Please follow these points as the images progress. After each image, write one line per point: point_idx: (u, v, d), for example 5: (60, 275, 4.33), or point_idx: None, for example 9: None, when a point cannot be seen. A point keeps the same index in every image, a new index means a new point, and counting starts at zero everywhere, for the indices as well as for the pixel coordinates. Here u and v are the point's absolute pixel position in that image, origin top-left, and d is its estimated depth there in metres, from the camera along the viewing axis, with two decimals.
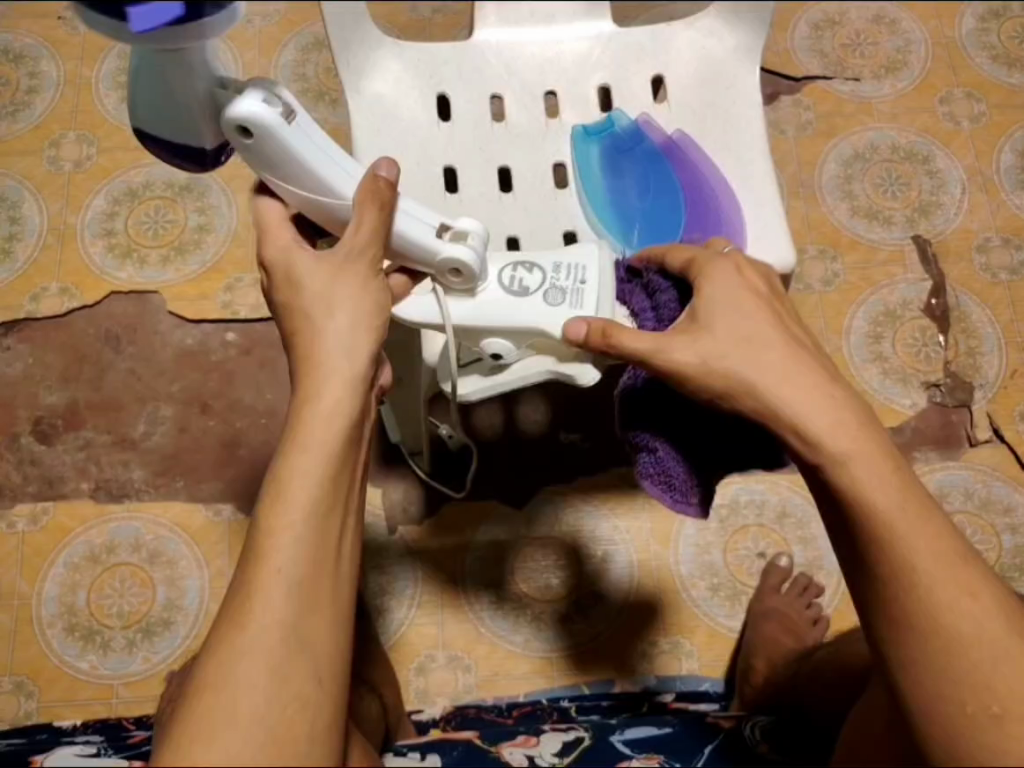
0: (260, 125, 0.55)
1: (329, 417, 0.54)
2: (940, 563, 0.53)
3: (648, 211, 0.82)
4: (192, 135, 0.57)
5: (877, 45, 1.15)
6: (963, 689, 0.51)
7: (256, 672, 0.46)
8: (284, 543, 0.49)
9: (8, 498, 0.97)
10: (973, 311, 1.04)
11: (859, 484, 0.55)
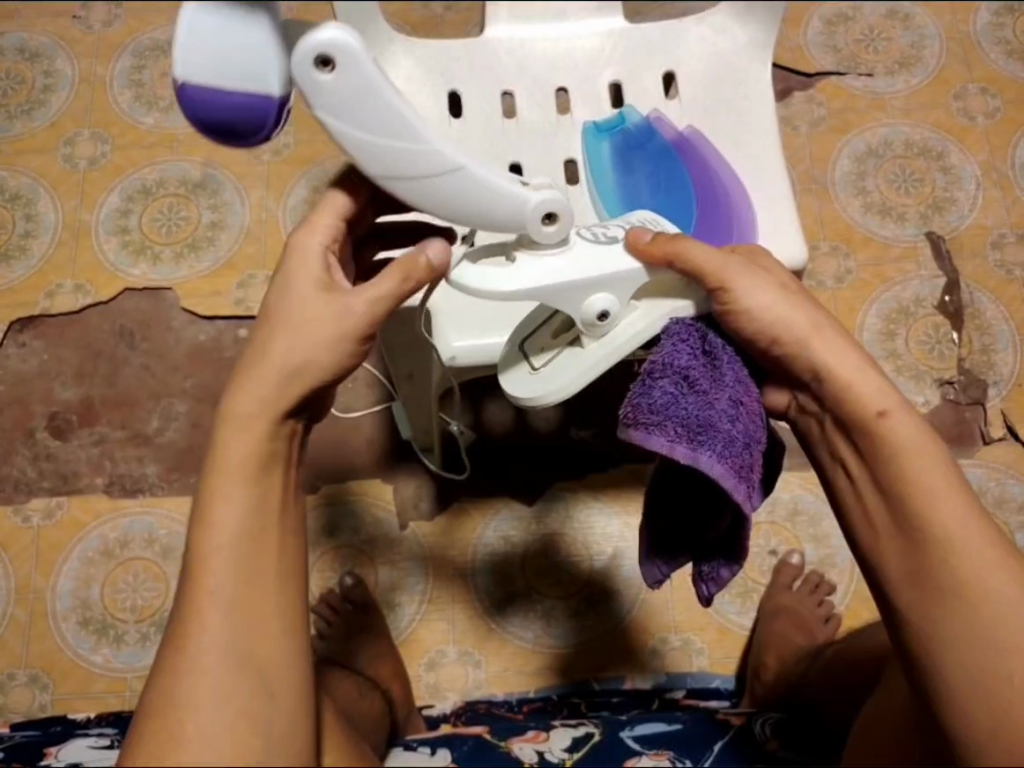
0: (340, 47, 0.47)
1: (248, 428, 0.51)
2: (978, 529, 0.54)
3: (659, 208, 0.81)
4: (257, 78, 0.47)
5: (891, 40, 1.14)
6: (1010, 658, 0.52)
7: (199, 693, 0.47)
8: (218, 565, 0.48)
9: (24, 493, 0.98)
10: (987, 308, 1.04)
11: (904, 449, 0.55)
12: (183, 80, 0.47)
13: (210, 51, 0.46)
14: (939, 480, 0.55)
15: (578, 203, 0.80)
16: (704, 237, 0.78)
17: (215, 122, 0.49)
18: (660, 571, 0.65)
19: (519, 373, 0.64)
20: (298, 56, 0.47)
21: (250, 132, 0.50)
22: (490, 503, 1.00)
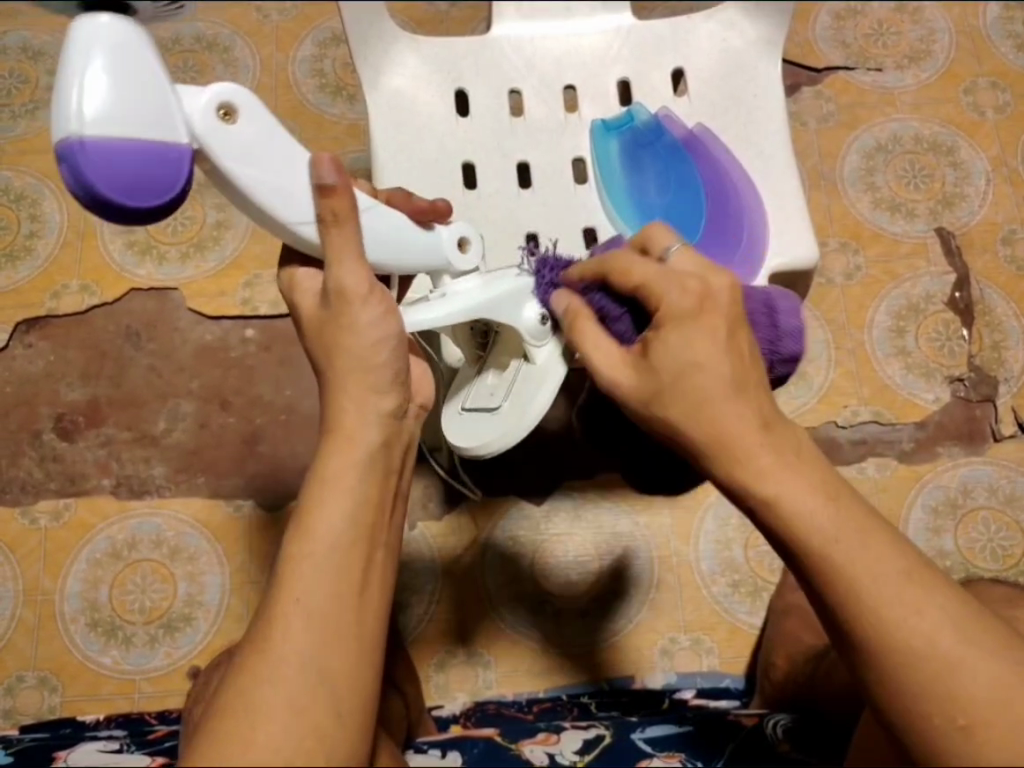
0: (238, 96, 0.51)
1: (350, 444, 0.52)
2: (882, 569, 0.46)
3: (669, 206, 0.80)
4: (161, 125, 0.47)
5: (900, 35, 1.13)
6: (931, 704, 0.45)
7: (275, 701, 0.44)
8: (307, 574, 0.47)
9: (31, 494, 0.98)
10: (997, 304, 1.03)
11: (785, 498, 0.48)
12: (82, 132, 0.45)
13: (105, 93, 0.46)
14: (834, 529, 0.47)
15: (586, 203, 0.79)
16: (714, 237, 0.77)
17: (122, 181, 0.47)
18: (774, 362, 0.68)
19: (477, 418, 0.67)
20: (195, 108, 0.49)
21: (159, 189, 0.48)
22: (499, 503, 1.00)
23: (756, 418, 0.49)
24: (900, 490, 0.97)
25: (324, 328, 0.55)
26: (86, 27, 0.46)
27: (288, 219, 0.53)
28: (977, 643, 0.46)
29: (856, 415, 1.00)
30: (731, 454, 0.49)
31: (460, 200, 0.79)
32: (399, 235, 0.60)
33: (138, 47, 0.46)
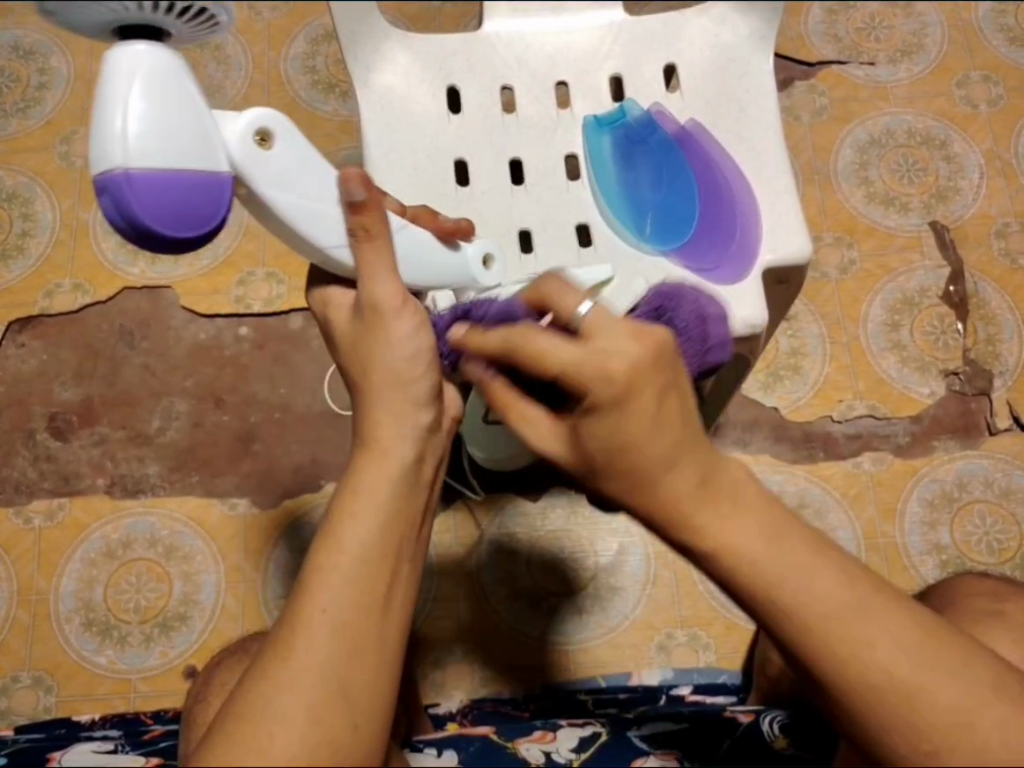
0: (275, 121, 0.51)
1: (383, 456, 0.50)
2: (823, 583, 0.43)
3: (661, 201, 0.79)
4: (203, 153, 0.47)
5: (893, 29, 1.14)
6: (897, 732, 0.44)
7: (295, 710, 0.43)
8: (335, 586, 0.46)
9: (25, 494, 0.98)
10: (991, 298, 1.03)
11: (726, 550, 0.44)
12: (127, 164, 0.45)
13: (146, 124, 0.46)
14: (780, 571, 0.43)
15: (579, 200, 0.79)
16: (707, 233, 0.77)
17: (165, 213, 0.47)
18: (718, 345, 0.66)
19: None
20: (231, 135, 0.49)
21: (201, 219, 0.48)
22: (495, 500, 1.00)
23: (695, 473, 0.44)
24: (895, 484, 0.97)
25: (357, 345, 0.54)
26: (123, 56, 0.45)
27: (322, 242, 0.54)
28: (935, 667, 0.43)
29: (852, 409, 1.00)
30: (667, 510, 0.45)
31: (452, 197, 0.78)
32: (421, 250, 0.63)
33: (176, 75, 0.46)
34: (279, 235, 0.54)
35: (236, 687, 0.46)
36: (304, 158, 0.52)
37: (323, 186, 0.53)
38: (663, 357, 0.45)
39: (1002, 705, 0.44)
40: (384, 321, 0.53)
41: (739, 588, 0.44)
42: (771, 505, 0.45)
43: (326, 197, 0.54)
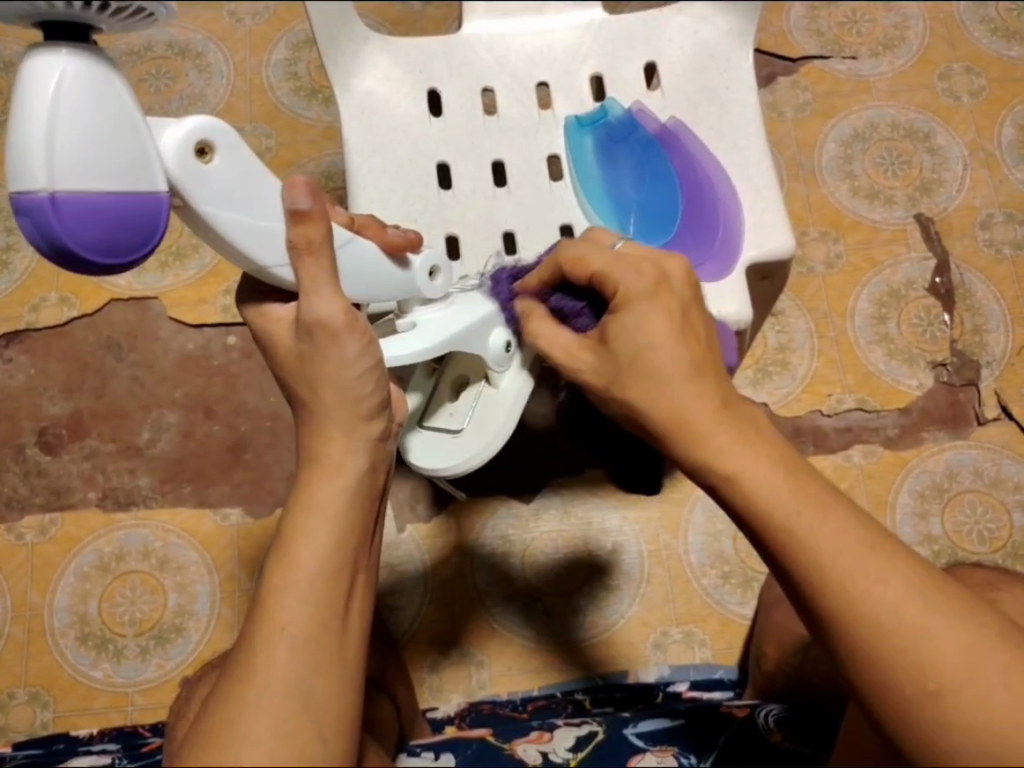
0: (215, 133, 0.48)
1: (336, 471, 0.51)
2: (833, 525, 0.46)
3: (645, 200, 0.80)
4: (135, 170, 0.44)
5: (874, 22, 1.14)
6: (900, 676, 0.43)
7: (261, 728, 0.43)
8: (289, 599, 0.46)
9: (17, 510, 0.97)
10: (977, 288, 1.03)
11: (743, 479, 0.47)
12: (53, 186, 0.42)
13: (77, 140, 0.42)
14: (794, 501, 0.46)
15: (563, 200, 0.79)
16: (691, 231, 0.77)
17: (95, 236, 0.44)
18: (581, 319, 0.60)
19: (439, 442, 0.70)
20: (170, 148, 0.46)
21: (136, 236, 0.45)
22: (487, 502, 1.00)
23: (715, 400, 0.49)
24: (887, 476, 0.97)
25: (304, 363, 0.53)
26: (45, 59, 0.41)
27: (265, 261, 0.51)
28: (939, 611, 0.44)
29: (841, 403, 1.00)
30: (688, 431, 0.49)
31: (436, 202, 0.78)
32: (368, 268, 0.58)
33: (108, 84, 0.42)
34: (215, 247, 0.51)
35: (204, 713, 0.46)
36: (246, 176, 0.49)
37: (261, 208, 0.50)
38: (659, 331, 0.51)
39: (1008, 657, 0.44)
40: (335, 339, 0.52)
41: (752, 516, 0.47)
42: (786, 450, 0.49)
43: (264, 218, 0.51)
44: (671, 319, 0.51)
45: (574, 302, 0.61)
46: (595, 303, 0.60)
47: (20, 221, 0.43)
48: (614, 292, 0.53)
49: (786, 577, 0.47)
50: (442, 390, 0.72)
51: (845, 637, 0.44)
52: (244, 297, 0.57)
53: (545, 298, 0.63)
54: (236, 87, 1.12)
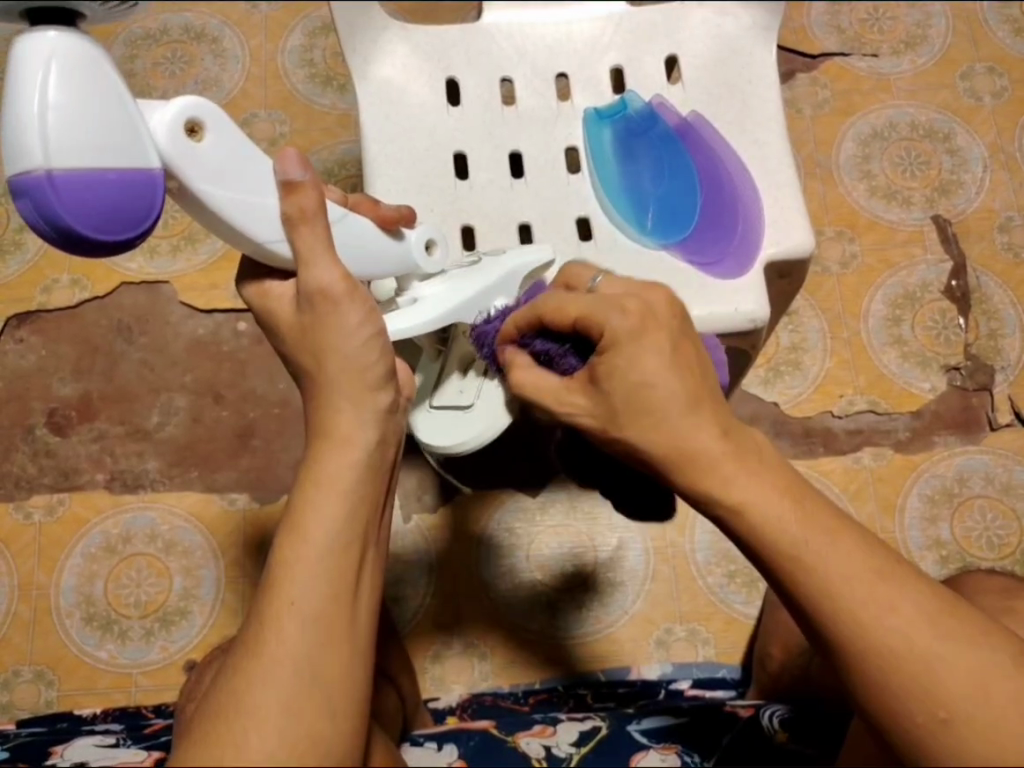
0: (202, 110, 0.48)
1: (345, 446, 0.51)
2: (851, 555, 0.45)
3: (663, 197, 0.78)
4: (128, 149, 0.44)
5: (896, 20, 1.13)
6: (909, 703, 0.44)
7: (271, 705, 0.43)
8: (300, 576, 0.46)
9: (25, 489, 0.98)
10: (994, 292, 1.02)
11: (757, 519, 0.46)
12: (49, 164, 0.42)
13: (66, 117, 0.42)
14: (802, 532, 0.45)
15: (580, 193, 0.78)
16: (709, 227, 0.76)
17: (92, 216, 0.44)
18: (567, 363, 0.56)
19: (448, 417, 0.69)
20: (159, 126, 0.46)
21: (132, 216, 0.45)
22: (494, 494, 1.00)
23: (717, 428, 0.48)
24: (896, 479, 0.97)
25: (307, 334, 0.53)
26: (31, 41, 0.41)
27: (261, 237, 0.51)
28: (948, 634, 0.44)
29: (852, 404, 0.99)
30: (694, 462, 0.47)
31: (453, 193, 0.78)
32: (362, 239, 0.59)
33: (98, 65, 0.43)
34: (212, 229, 0.51)
35: (214, 685, 0.46)
36: (236, 151, 0.49)
37: (254, 182, 0.50)
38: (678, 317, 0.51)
39: (1016, 681, 0.44)
40: (335, 306, 0.52)
41: (758, 548, 0.47)
42: (786, 472, 0.48)
43: (258, 193, 0.50)
44: (679, 321, 0.50)
45: (554, 345, 0.56)
46: (580, 342, 0.55)
47: (20, 206, 0.44)
48: (603, 334, 0.50)
49: (793, 601, 0.47)
50: (449, 366, 0.71)
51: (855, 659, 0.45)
52: (244, 275, 0.57)
53: (526, 343, 0.58)
54: (253, 70, 1.12)
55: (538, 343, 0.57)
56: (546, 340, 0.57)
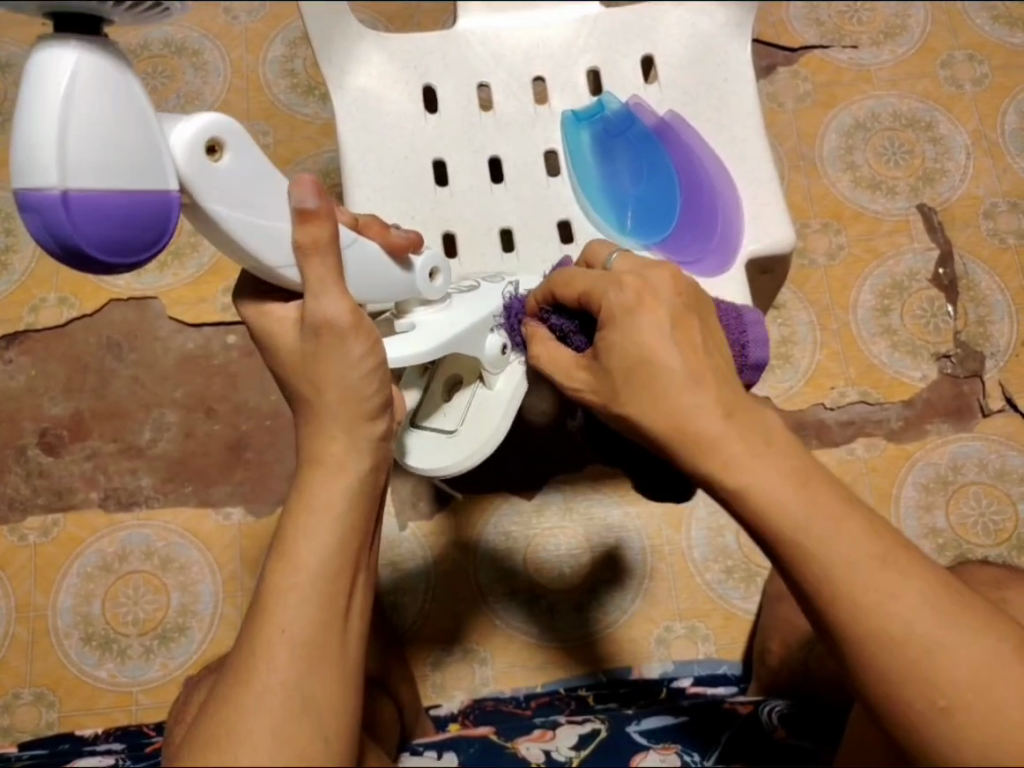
0: (223, 130, 0.48)
1: (339, 471, 0.51)
2: (854, 540, 0.45)
3: (642, 197, 0.80)
4: (147, 169, 0.44)
5: (875, 10, 1.13)
6: (910, 690, 0.43)
7: (262, 731, 0.43)
8: (292, 600, 0.46)
9: (19, 511, 0.97)
10: (981, 279, 1.02)
11: (759, 499, 0.46)
12: (65, 184, 0.41)
13: (87, 137, 0.41)
14: (806, 515, 0.45)
15: (560, 195, 0.79)
16: (688, 226, 0.77)
17: (107, 234, 0.44)
18: (577, 341, 0.60)
19: (432, 442, 0.68)
20: (181, 147, 0.46)
21: (149, 234, 0.45)
22: (489, 499, 1.00)
23: (718, 406, 0.48)
24: (891, 469, 0.97)
25: (307, 363, 0.52)
26: (56, 57, 0.41)
27: (272, 261, 0.51)
28: (945, 621, 0.44)
29: (844, 396, 0.99)
30: (698, 444, 0.48)
31: (432, 200, 0.78)
32: (368, 267, 0.58)
33: (118, 83, 0.42)
34: (223, 249, 0.51)
35: (204, 711, 0.46)
36: (252, 174, 0.49)
37: (266, 205, 0.50)
38: (668, 321, 0.51)
39: (1012, 669, 0.44)
40: (340, 340, 0.51)
41: (759, 527, 0.46)
42: (796, 454, 0.47)
43: (271, 217, 0.50)
44: (667, 330, 0.50)
45: (566, 323, 0.61)
46: (588, 322, 0.60)
47: (31, 220, 0.43)
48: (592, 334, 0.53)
49: (795, 585, 0.46)
50: (434, 388, 0.71)
51: (846, 635, 0.45)
52: (241, 294, 0.56)
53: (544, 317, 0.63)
54: (235, 83, 1.12)
55: (553, 319, 0.62)
56: (559, 320, 0.61)
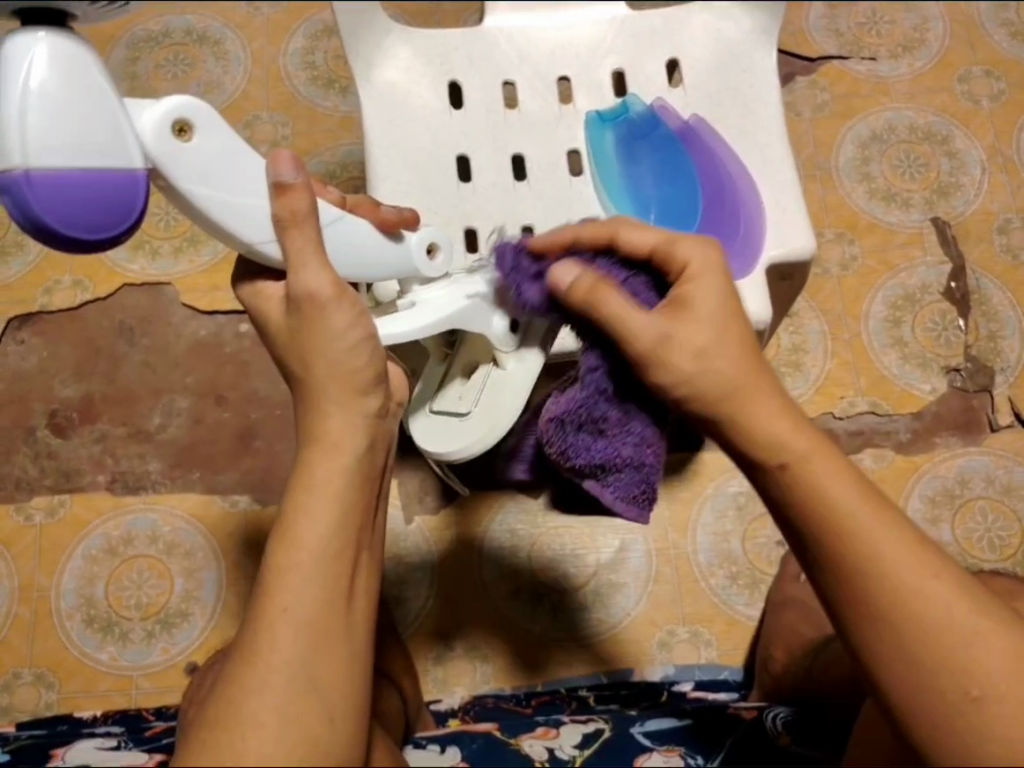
0: (190, 110, 0.48)
1: (337, 449, 0.50)
2: (899, 536, 0.46)
3: (665, 199, 0.79)
4: (111, 148, 0.45)
5: (895, 24, 1.13)
6: (947, 680, 0.45)
7: (267, 711, 0.43)
8: (294, 580, 0.46)
9: (25, 491, 0.97)
10: (993, 294, 1.03)
11: (814, 488, 0.47)
12: (27, 163, 0.43)
13: (48, 117, 0.43)
14: (859, 506, 0.46)
15: (581, 195, 0.78)
16: (710, 228, 0.76)
17: (73, 211, 0.45)
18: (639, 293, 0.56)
19: (447, 424, 0.70)
20: (148, 125, 0.47)
21: (117, 212, 0.46)
22: (496, 496, 1.00)
23: (781, 404, 0.50)
24: (898, 480, 0.97)
25: (296, 336, 0.52)
26: (18, 42, 0.42)
27: (250, 237, 0.51)
28: (982, 622, 0.46)
29: (853, 406, 1.00)
30: (758, 433, 0.49)
31: (455, 194, 0.78)
32: (359, 241, 0.58)
33: (82, 65, 0.43)
34: (203, 228, 0.52)
35: (212, 691, 0.47)
36: (223, 152, 0.50)
37: (242, 182, 0.51)
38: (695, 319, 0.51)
39: None
40: (324, 308, 0.51)
41: (811, 518, 0.47)
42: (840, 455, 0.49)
43: (246, 193, 0.51)
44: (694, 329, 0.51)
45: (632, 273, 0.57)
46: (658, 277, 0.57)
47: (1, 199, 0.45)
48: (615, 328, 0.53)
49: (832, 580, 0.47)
50: (454, 370, 0.72)
51: (883, 627, 0.45)
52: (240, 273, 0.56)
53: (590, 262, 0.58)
54: (255, 72, 1.12)
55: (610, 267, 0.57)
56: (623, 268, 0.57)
